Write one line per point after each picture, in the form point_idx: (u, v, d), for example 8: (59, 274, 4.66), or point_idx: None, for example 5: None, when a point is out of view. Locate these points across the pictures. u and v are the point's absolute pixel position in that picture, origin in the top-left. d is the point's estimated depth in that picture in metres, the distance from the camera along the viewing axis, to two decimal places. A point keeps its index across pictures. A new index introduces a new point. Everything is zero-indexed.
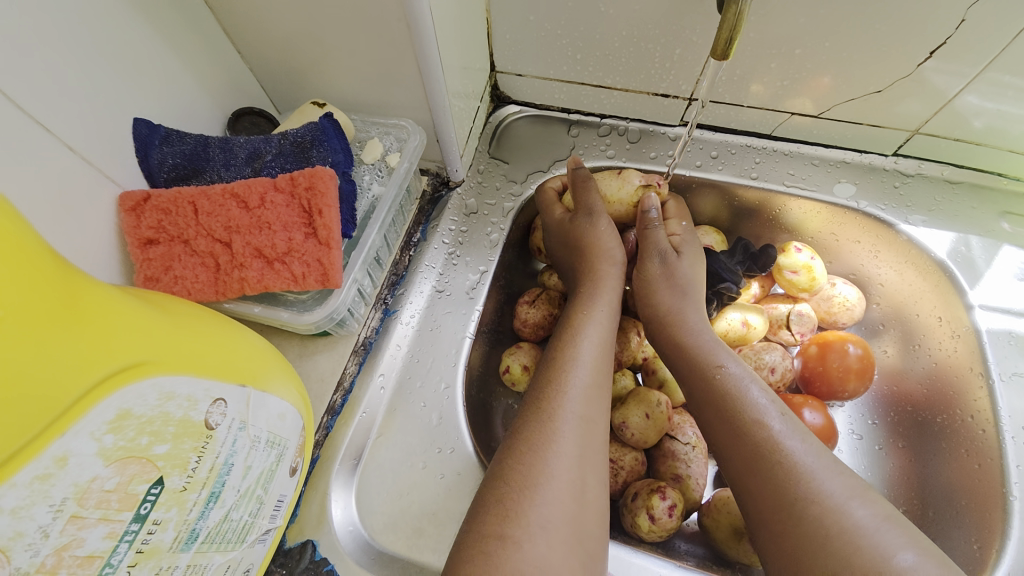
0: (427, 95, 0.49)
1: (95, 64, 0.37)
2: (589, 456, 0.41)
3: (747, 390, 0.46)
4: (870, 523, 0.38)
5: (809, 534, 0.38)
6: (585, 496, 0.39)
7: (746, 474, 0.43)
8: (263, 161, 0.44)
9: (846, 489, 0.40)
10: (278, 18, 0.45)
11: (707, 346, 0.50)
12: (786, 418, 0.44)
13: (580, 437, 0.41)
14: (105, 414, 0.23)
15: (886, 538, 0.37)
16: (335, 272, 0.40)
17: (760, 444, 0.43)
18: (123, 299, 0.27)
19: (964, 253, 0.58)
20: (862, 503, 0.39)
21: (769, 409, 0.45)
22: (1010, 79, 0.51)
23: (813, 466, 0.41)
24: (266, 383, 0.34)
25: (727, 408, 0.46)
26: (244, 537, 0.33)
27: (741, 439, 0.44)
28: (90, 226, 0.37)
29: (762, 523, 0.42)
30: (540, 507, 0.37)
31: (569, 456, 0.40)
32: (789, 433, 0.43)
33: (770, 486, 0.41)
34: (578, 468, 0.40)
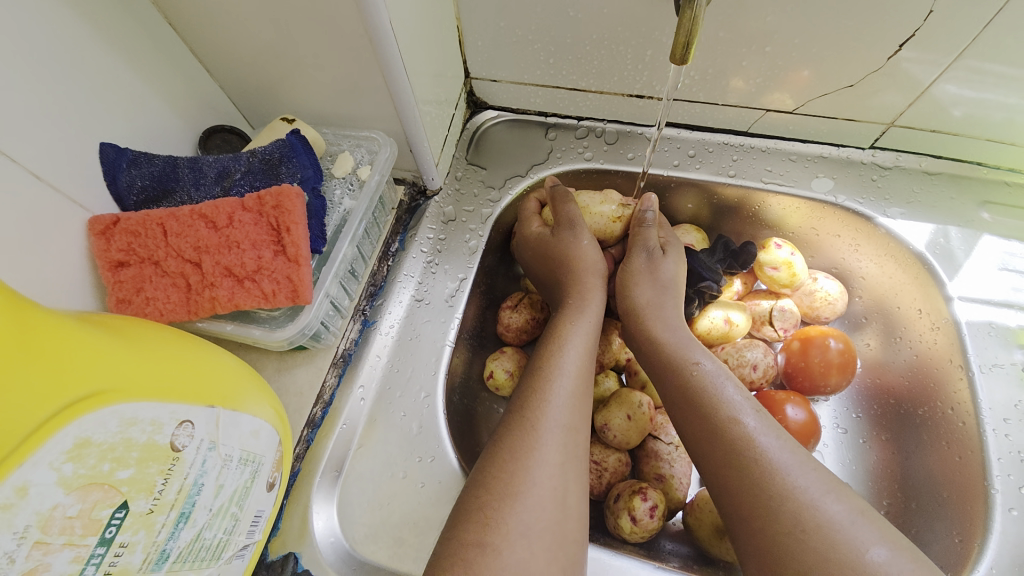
0: (396, 106, 0.49)
1: (58, 92, 0.38)
2: (572, 463, 0.41)
3: (722, 387, 0.46)
4: (839, 519, 0.38)
5: (783, 533, 0.38)
6: (566, 502, 0.39)
7: (723, 471, 0.43)
8: (233, 180, 0.44)
9: (819, 485, 0.40)
10: (244, 36, 0.45)
11: (677, 344, 0.50)
12: (759, 414, 0.44)
13: (563, 444, 0.41)
14: (65, 442, 0.24)
15: (860, 532, 0.37)
16: (304, 288, 0.41)
17: (735, 441, 0.43)
18: (83, 328, 0.28)
19: (942, 245, 0.58)
20: (835, 498, 0.39)
21: (743, 407, 0.45)
22: (991, 65, 0.50)
23: (786, 462, 0.41)
24: (238, 401, 0.35)
25: (700, 404, 0.46)
26: (220, 553, 0.34)
27: (716, 437, 0.44)
28: (60, 252, 0.38)
29: (738, 521, 0.41)
30: (521, 513, 0.37)
31: (550, 462, 0.40)
32: (763, 429, 0.43)
33: (743, 484, 0.41)
34: (560, 474, 0.40)
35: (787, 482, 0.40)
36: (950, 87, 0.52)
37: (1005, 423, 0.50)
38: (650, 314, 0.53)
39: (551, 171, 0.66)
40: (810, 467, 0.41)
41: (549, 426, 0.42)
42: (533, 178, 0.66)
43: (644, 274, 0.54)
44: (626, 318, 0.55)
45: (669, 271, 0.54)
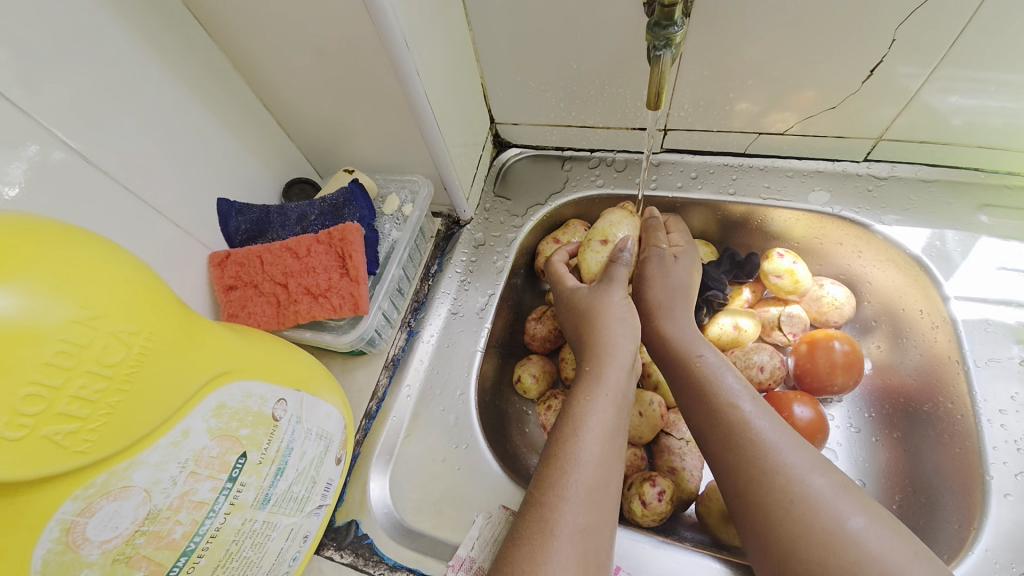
0: (432, 154, 0.61)
1: (189, 163, 0.52)
2: (611, 456, 0.47)
3: (722, 377, 0.52)
4: (824, 492, 0.43)
5: (775, 504, 0.43)
6: (603, 490, 0.45)
7: (725, 451, 0.48)
8: (309, 221, 0.57)
9: (806, 463, 0.45)
10: (317, 109, 0.59)
11: (683, 339, 0.56)
12: (755, 400, 0.50)
13: (603, 439, 0.48)
14: (211, 403, 0.35)
15: (840, 503, 0.42)
16: (363, 302, 0.52)
17: (733, 426, 0.48)
18: (219, 330, 0.39)
19: (939, 248, 0.61)
20: (820, 474, 0.44)
21: (740, 393, 0.50)
22: (987, 74, 0.53)
23: (777, 441, 0.46)
24: (316, 390, 0.46)
25: (705, 394, 0.51)
26: (302, 506, 0.44)
27: (717, 422, 0.49)
28: (188, 279, 0.51)
29: (737, 498, 0.46)
30: (569, 510, 0.43)
31: (591, 458, 0.46)
32: (758, 414, 0.48)
33: (743, 465, 0.46)
34: (600, 466, 0.46)
35: (780, 459, 0.45)
36: (950, 98, 0.56)
37: (1000, 414, 0.52)
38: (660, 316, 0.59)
39: (568, 198, 0.75)
40: (799, 448, 0.46)
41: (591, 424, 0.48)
42: (552, 205, 0.75)
43: (658, 279, 0.61)
44: (643, 319, 0.61)
45: (680, 275, 0.60)
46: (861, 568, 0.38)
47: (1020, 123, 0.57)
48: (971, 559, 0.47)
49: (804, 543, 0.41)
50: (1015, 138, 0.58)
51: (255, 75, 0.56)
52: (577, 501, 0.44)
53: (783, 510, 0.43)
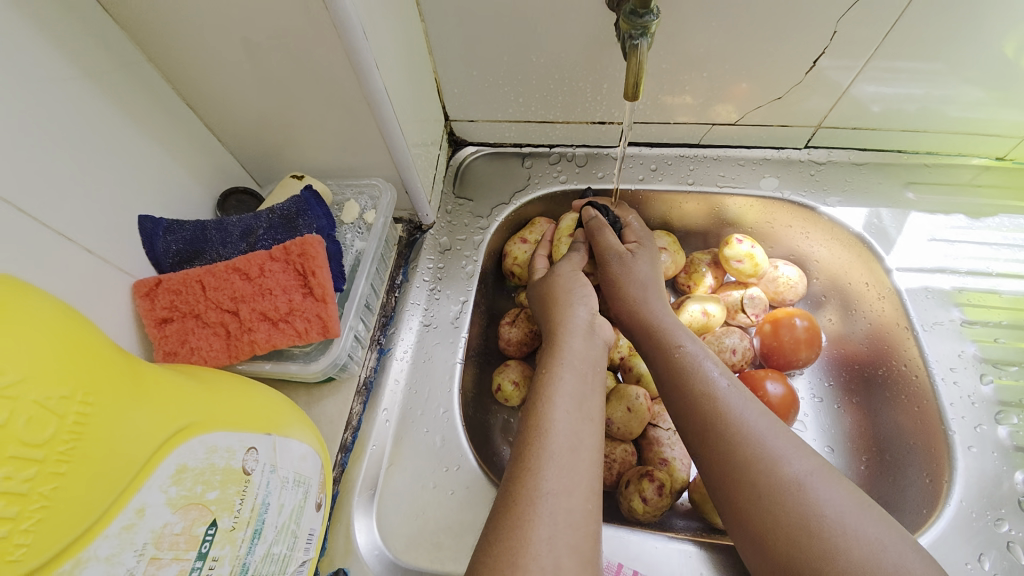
0: (392, 154, 0.56)
1: (96, 173, 0.43)
2: (581, 421, 0.44)
3: (702, 364, 0.49)
4: (801, 475, 0.40)
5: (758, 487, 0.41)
6: (578, 458, 0.42)
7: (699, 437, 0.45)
8: (256, 236, 0.50)
9: (787, 444, 0.42)
10: (253, 106, 0.51)
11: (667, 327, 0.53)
12: (732, 380, 0.47)
13: (572, 406, 0.45)
14: (169, 468, 0.28)
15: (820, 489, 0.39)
16: (333, 323, 0.46)
17: (709, 413, 0.45)
18: (165, 374, 0.32)
19: (877, 225, 0.67)
20: (799, 456, 0.42)
21: (718, 375, 0.48)
22: (900, 65, 0.58)
23: (760, 427, 0.44)
24: (286, 429, 0.39)
25: (682, 382, 0.48)
26: (284, 567, 0.38)
27: (697, 410, 0.46)
28: (108, 313, 0.42)
29: (719, 489, 0.43)
30: (542, 478, 0.40)
31: (561, 424, 0.43)
32: (736, 399, 0.46)
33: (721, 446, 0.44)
34: (572, 430, 0.43)
35: (762, 439, 0.43)
36: (869, 87, 0.61)
37: (950, 371, 0.58)
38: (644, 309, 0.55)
39: (532, 196, 0.73)
40: (781, 432, 0.44)
41: (556, 393, 0.45)
42: (517, 204, 0.72)
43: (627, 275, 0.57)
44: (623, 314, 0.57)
45: (646, 270, 0.58)
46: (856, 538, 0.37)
47: (933, 108, 0.63)
48: (949, 511, 0.52)
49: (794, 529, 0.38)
50: (931, 121, 0.65)
51: (175, 68, 0.48)
52: (551, 469, 0.40)
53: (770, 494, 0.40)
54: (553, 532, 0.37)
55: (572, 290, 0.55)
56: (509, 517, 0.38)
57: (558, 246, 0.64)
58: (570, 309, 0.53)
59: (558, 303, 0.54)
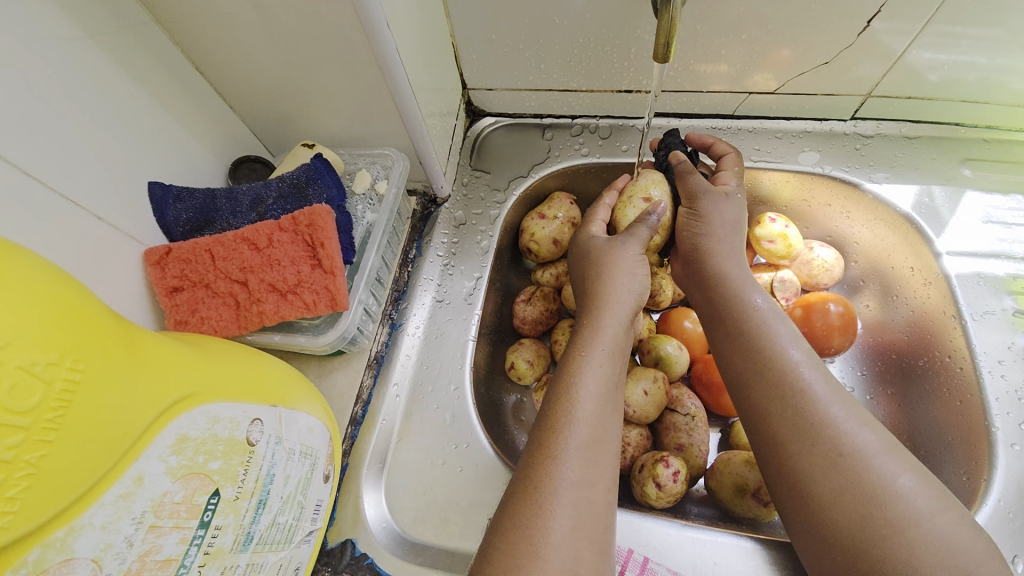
0: (405, 123, 0.53)
1: (104, 139, 0.42)
2: (607, 412, 0.42)
3: (774, 328, 0.45)
4: (872, 448, 0.38)
5: (817, 453, 0.39)
6: (599, 451, 0.40)
7: (764, 402, 0.42)
8: (266, 206, 0.49)
9: (853, 417, 0.40)
10: (262, 71, 0.50)
11: (740, 282, 0.49)
12: (808, 350, 0.44)
13: (599, 396, 0.42)
14: (168, 438, 0.28)
15: (889, 461, 0.38)
16: (341, 296, 0.45)
17: (777, 378, 0.42)
18: (167, 342, 0.31)
19: (928, 204, 0.62)
20: (871, 430, 0.39)
21: (791, 341, 0.45)
22: (961, 29, 0.52)
23: (825, 395, 0.41)
24: (294, 401, 0.39)
25: (748, 344, 0.45)
26: (291, 537, 0.38)
27: (764, 371, 0.43)
28: (120, 280, 0.42)
29: (768, 448, 0.42)
30: (563, 468, 0.38)
31: (586, 414, 0.41)
32: (809, 366, 0.43)
33: (784, 416, 0.41)
34: (596, 422, 0.41)
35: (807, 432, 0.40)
36: (925, 53, 0.55)
37: (999, 364, 0.54)
38: (711, 254, 0.51)
39: (551, 169, 0.70)
40: (844, 401, 0.41)
41: (586, 380, 0.43)
42: (536, 177, 0.69)
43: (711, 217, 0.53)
44: (690, 259, 0.53)
45: (733, 215, 0.53)
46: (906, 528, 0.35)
47: (999, 76, 0.56)
48: (984, 511, 0.48)
49: (843, 499, 0.37)
50: (994, 91, 0.58)
51: (182, 31, 0.46)
52: (573, 459, 0.39)
53: (826, 464, 0.38)
54: (575, 524, 0.36)
55: (618, 257, 0.51)
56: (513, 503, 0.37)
57: (627, 209, 0.57)
58: (623, 285, 0.49)
59: (607, 274, 0.50)
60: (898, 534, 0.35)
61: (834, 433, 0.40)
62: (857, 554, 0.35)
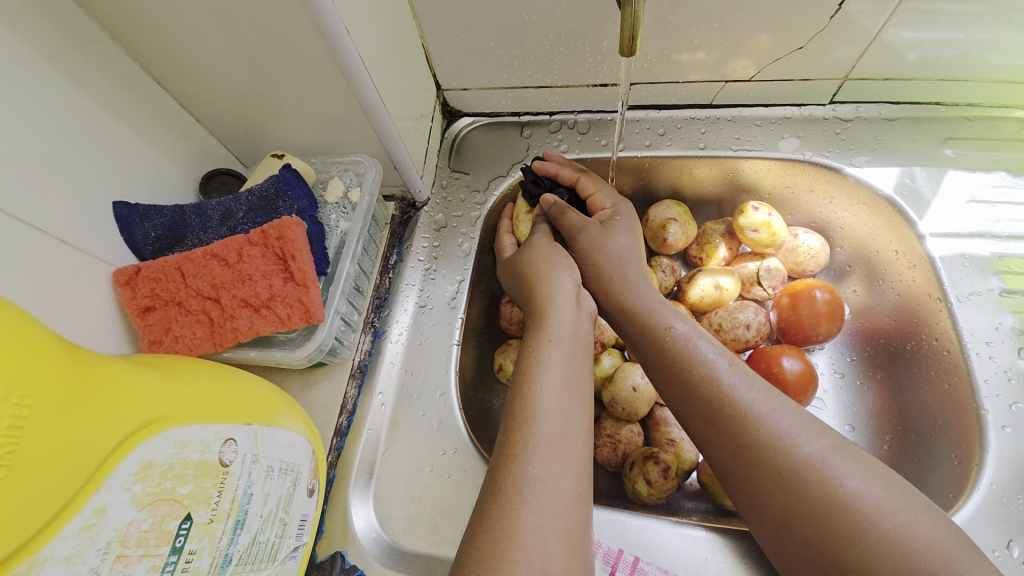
0: (376, 129, 0.53)
1: (66, 161, 0.41)
2: (571, 403, 0.42)
3: (696, 347, 0.45)
4: (817, 455, 0.37)
5: (766, 468, 0.38)
6: (567, 444, 0.40)
7: (704, 428, 0.42)
8: (237, 219, 0.49)
9: (795, 425, 0.39)
10: (227, 83, 0.49)
11: (649, 309, 0.49)
12: (733, 366, 0.43)
13: (561, 387, 0.42)
14: (132, 465, 0.27)
15: (838, 467, 0.36)
16: (315, 308, 0.45)
17: (712, 398, 0.42)
18: (129, 367, 0.31)
19: (910, 185, 0.61)
20: (808, 438, 0.38)
21: (715, 361, 0.43)
22: (937, 7, 0.51)
23: (761, 408, 0.40)
24: (272, 418, 0.39)
25: (674, 365, 0.45)
26: (275, 555, 0.38)
27: (692, 394, 0.43)
28: (89, 302, 0.41)
29: (728, 475, 0.40)
30: (527, 465, 0.38)
31: (551, 408, 0.41)
32: (738, 381, 0.42)
33: (720, 440, 0.41)
34: (559, 414, 0.41)
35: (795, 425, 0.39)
36: (902, 32, 0.54)
37: (986, 345, 0.53)
38: (621, 286, 0.51)
39: None
40: (790, 410, 0.40)
41: (542, 376, 0.43)
42: (516, 176, 0.69)
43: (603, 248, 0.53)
44: (596, 291, 0.53)
45: (624, 243, 0.53)
46: (867, 530, 0.33)
47: (975, 54, 0.56)
48: (978, 495, 0.48)
49: (800, 510, 0.36)
50: (972, 68, 0.58)
51: (142, 45, 0.45)
52: (538, 455, 0.38)
53: (778, 477, 0.37)
54: (544, 520, 0.36)
55: (552, 275, 0.50)
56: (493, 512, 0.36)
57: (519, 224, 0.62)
58: (555, 282, 0.50)
59: (542, 283, 0.50)
60: (862, 535, 0.33)
61: (810, 428, 0.39)
62: (826, 566, 0.34)
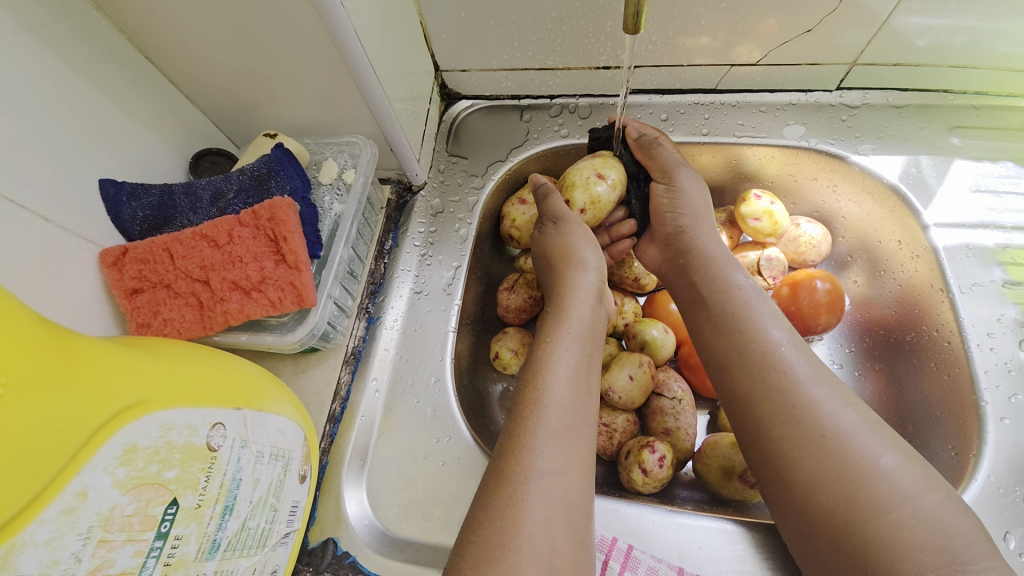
0: (371, 109, 0.51)
1: (49, 136, 0.40)
2: (580, 397, 0.41)
3: (754, 307, 0.45)
4: (851, 427, 0.38)
5: (799, 437, 0.38)
6: (573, 439, 0.39)
7: (747, 382, 0.42)
8: (227, 200, 0.48)
9: (836, 397, 0.39)
10: (216, 58, 0.47)
11: (716, 262, 0.49)
12: (788, 329, 0.44)
13: (571, 381, 0.41)
14: (115, 449, 0.27)
15: (872, 440, 0.37)
16: (308, 291, 0.44)
17: (764, 355, 0.42)
18: (113, 349, 0.30)
19: (915, 174, 0.60)
20: (851, 409, 0.39)
21: (773, 320, 0.44)
22: None
23: (805, 373, 0.41)
24: (262, 403, 0.38)
25: (734, 322, 0.45)
26: (265, 541, 0.37)
27: (744, 351, 0.43)
28: (74, 283, 0.40)
29: (755, 437, 0.41)
30: (536, 456, 0.37)
31: (559, 400, 0.40)
32: (786, 343, 0.43)
33: (766, 397, 0.41)
34: (567, 407, 0.40)
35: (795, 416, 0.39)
36: (912, 18, 0.53)
37: (987, 337, 0.53)
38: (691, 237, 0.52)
39: (530, 152, 0.67)
40: (827, 380, 0.41)
41: (555, 365, 0.42)
42: (515, 161, 0.67)
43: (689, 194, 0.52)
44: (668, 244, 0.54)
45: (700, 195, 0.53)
46: (891, 506, 0.34)
47: (987, 39, 0.54)
48: (974, 487, 0.48)
49: (826, 480, 0.36)
50: (982, 55, 0.56)
51: (127, 16, 0.43)
52: (546, 447, 0.38)
53: (807, 448, 0.38)
54: (550, 512, 0.35)
55: (585, 248, 0.50)
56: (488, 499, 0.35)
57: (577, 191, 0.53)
58: (579, 269, 0.49)
59: (569, 258, 0.50)
60: (885, 511, 0.34)
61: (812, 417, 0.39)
62: (843, 536, 0.35)
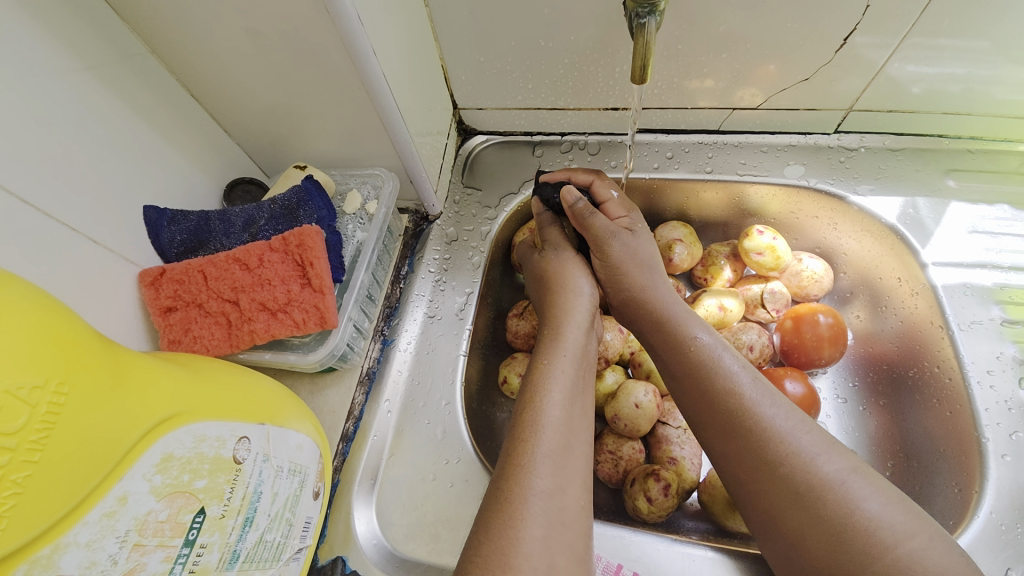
0: (394, 145, 0.55)
1: (102, 168, 0.44)
2: (574, 418, 0.43)
3: (721, 359, 0.46)
4: (837, 475, 0.38)
5: (778, 493, 0.39)
6: (568, 458, 0.40)
7: (721, 442, 0.43)
8: (258, 226, 0.51)
9: (815, 445, 0.40)
10: (255, 98, 0.51)
11: (680, 319, 0.49)
12: (756, 382, 0.44)
13: (566, 403, 0.43)
14: (153, 457, 0.29)
15: (856, 488, 0.38)
16: (330, 314, 0.47)
17: (731, 411, 0.43)
18: (156, 363, 0.32)
19: (913, 215, 0.62)
20: (829, 459, 0.39)
21: (739, 374, 0.44)
22: (942, 42, 0.53)
23: (784, 428, 0.41)
24: (283, 419, 0.40)
25: (699, 380, 0.45)
26: (279, 555, 0.38)
27: (713, 408, 0.44)
28: (116, 302, 0.43)
29: (738, 489, 0.42)
30: (534, 476, 0.38)
31: (554, 421, 0.42)
32: (759, 398, 0.43)
33: (742, 453, 0.42)
34: (563, 428, 0.42)
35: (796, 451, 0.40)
36: (907, 66, 0.56)
37: (988, 374, 0.54)
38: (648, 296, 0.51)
39: None
40: (812, 429, 0.41)
41: (552, 388, 0.43)
42: (526, 193, 0.70)
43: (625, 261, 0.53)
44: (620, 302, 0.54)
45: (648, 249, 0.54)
46: (881, 551, 0.35)
47: (979, 88, 0.57)
48: (977, 523, 0.48)
49: (813, 530, 0.37)
50: (976, 103, 0.59)
51: (176, 58, 0.48)
52: (543, 466, 0.39)
53: (787, 501, 0.39)
54: (558, 537, 0.36)
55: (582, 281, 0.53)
56: (502, 517, 0.37)
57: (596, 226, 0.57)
58: (577, 297, 0.51)
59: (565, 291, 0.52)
60: (868, 560, 0.35)
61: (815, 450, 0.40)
62: None
